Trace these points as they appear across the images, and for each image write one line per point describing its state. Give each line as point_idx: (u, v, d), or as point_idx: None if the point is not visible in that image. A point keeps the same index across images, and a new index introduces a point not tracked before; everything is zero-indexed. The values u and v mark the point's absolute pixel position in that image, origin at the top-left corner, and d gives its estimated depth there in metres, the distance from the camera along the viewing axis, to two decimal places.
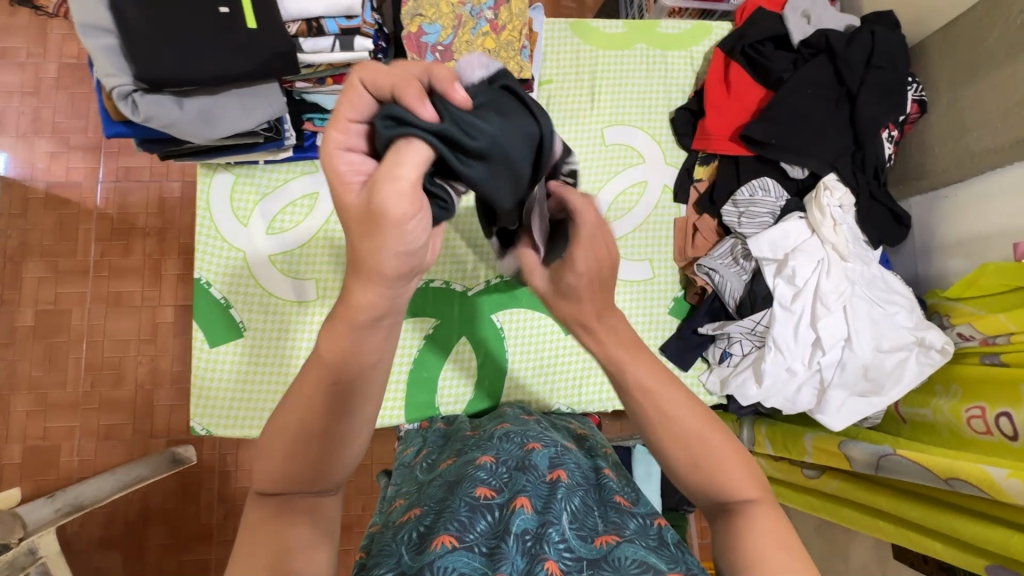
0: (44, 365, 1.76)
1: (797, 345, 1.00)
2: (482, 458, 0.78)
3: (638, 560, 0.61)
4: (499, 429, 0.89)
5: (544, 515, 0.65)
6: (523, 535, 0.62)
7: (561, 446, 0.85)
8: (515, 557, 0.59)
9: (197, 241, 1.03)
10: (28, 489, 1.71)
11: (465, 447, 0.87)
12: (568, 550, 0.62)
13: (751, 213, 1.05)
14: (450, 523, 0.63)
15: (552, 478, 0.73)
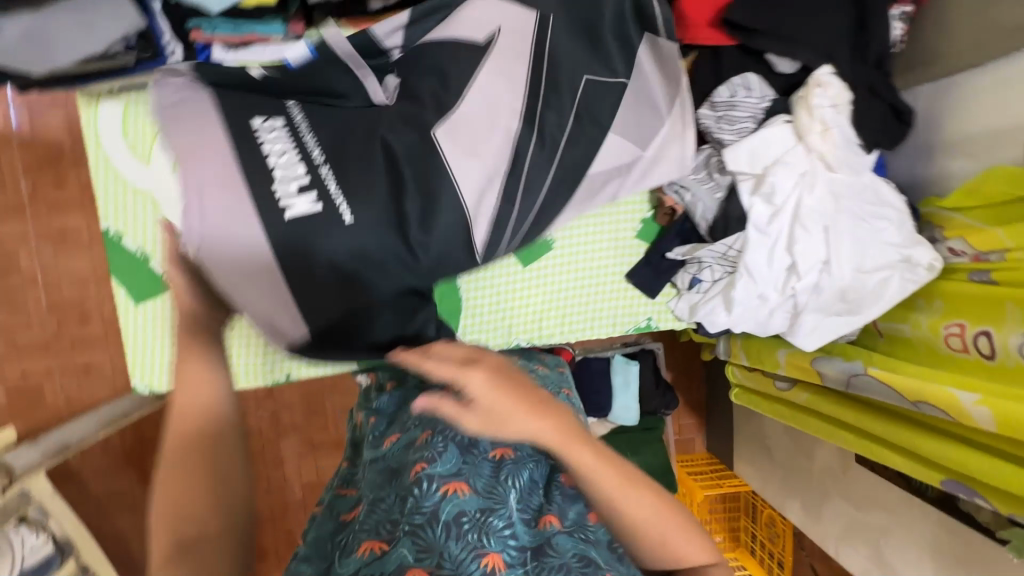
0: (6, 306, 1.75)
1: (770, 270, 0.91)
2: (420, 434, 0.72)
3: (579, 551, 0.60)
4: (445, 392, 0.82)
5: (485, 499, 0.63)
6: (456, 521, 0.59)
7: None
8: (445, 544, 0.57)
9: (95, 187, 0.91)
10: (23, 426, 1.77)
11: (410, 416, 0.80)
12: (514, 536, 0.60)
13: (730, 117, 0.91)
14: (380, 526, 0.62)
15: (497, 456, 0.69)
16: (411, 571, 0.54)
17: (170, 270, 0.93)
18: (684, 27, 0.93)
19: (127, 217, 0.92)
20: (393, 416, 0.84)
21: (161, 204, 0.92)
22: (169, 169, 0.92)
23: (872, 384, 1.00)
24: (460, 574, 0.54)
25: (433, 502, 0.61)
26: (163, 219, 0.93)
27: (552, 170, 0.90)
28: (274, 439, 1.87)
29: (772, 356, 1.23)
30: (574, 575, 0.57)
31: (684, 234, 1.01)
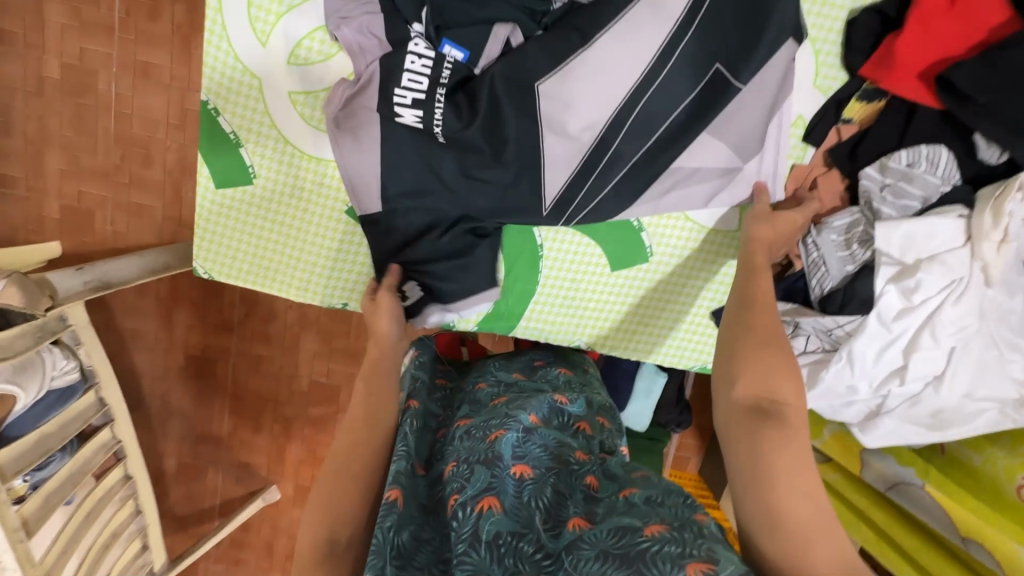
0: (75, 124, 1.74)
1: (874, 365, 0.84)
2: (444, 469, 0.66)
3: (614, 528, 0.56)
4: (461, 422, 0.74)
5: (515, 520, 0.58)
6: (495, 542, 0.55)
7: (521, 423, 0.70)
8: (489, 566, 0.54)
9: (206, 53, 0.84)
10: (68, 244, 1.81)
11: (433, 444, 0.75)
12: (546, 557, 0.56)
13: (898, 189, 0.81)
14: (431, 562, 0.58)
15: (517, 474, 0.63)
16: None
17: (258, 165, 0.89)
18: (888, 69, 0.80)
19: (229, 95, 0.86)
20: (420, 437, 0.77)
21: (267, 92, 0.86)
22: (284, 57, 0.84)
23: (924, 500, 0.96)
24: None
25: (467, 531, 0.57)
26: (263, 108, 0.87)
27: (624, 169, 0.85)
28: (297, 331, 1.90)
29: (818, 427, 1.19)
30: (613, 554, 0.54)
31: (791, 291, 0.92)
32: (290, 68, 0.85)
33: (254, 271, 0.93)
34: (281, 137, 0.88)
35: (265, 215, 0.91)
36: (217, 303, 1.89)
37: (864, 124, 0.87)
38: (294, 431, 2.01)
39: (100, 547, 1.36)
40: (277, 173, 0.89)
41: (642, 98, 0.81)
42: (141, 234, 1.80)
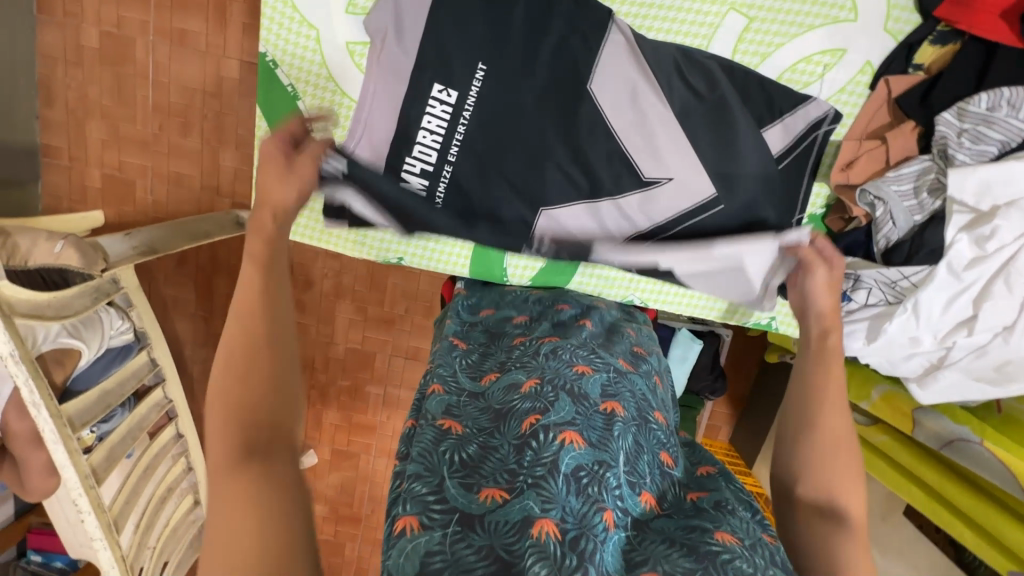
0: (114, 93, 1.76)
1: (941, 318, 0.83)
2: (527, 381, 0.68)
3: (684, 522, 0.57)
4: (548, 341, 0.78)
5: (598, 452, 0.59)
6: (575, 475, 0.56)
7: (616, 371, 0.75)
8: (566, 497, 0.54)
9: (263, 4, 0.84)
10: (111, 214, 1.85)
11: (509, 358, 0.77)
12: (620, 498, 0.57)
13: (978, 134, 0.78)
14: (498, 474, 0.57)
15: (606, 411, 0.66)
16: (539, 523, 0.51)
17: (314, 117, 0.89)
18: (967, 9, 0.77)
19: (287, 46, 0.86)
20: (488, 353, 0.80)
21: (324, 43, 0.86)
22: (342, 7, 0.84)
23: (982, 458, 0.92)
24: (588, 530, 0.52)
25: (552, 451, 0.57)
26: (320, 58, 0.86)
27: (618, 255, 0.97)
28: (333, 300, 1.94)
29: (865, 389, 1.17)
30: (679, 542, 0.54)
31: (851, 246, 0.91)
32: (348, 18, 0.84)
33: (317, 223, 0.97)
34: (337, 89, 0.88)
35: None
36: None
37: (939, 68, 0.83)
38: (331, 397, 2.06)
39: (160, 501, 1.41)
40: (334, 127, 0.90)
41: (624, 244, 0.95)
42: (180, 203, 1.83)
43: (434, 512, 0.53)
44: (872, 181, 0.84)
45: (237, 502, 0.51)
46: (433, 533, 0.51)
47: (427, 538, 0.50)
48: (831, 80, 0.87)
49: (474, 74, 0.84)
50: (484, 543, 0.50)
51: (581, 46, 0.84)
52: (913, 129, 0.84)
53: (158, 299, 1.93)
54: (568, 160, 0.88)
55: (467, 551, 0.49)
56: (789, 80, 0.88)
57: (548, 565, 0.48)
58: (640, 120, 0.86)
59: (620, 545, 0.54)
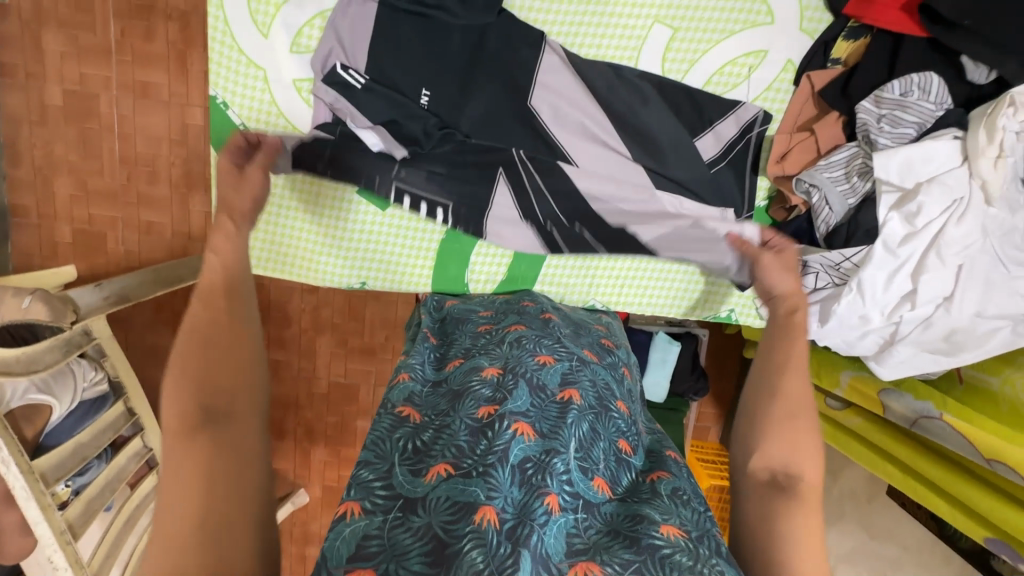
0: (80, 148, 1.78)
1: (884, 294, 0.85)
2: (487, 368, 0.76)
3: (631, 512, 0.63)
4: (512, 331, 0.84)
5: (548, 443, 0.66)
6: (522, 465, 0.63)
7: (578, 359, 0.81)
8: (509, 488, 0.61)
9: (210, 50, 0.87)
10: (83, 267, 1.85)
11: (476, 346, 0.84)
12: (569, 483, 0.63)
13: (895, 118, 0.82)
14: (445, 450, 0.66)
15: (563, 399, 0.72)
16: (482, 510, 0.58)
17: None
18: (871, 4, 0.82)
19: (236, 88, 0.89)
20: (455, 340, 0.88)
21: (273, 82, 0.89)
22: (287, 47, 0.87)
23: (945, 432, 0.94)
24: (526, 518, 0.58)
25: (504, 440, 0.64)
26: (270, 97, 0.90)
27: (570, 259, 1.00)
28: (313, 334, 1.94)
29: (833, 374, 1.19)
30: (623, 535, 0.60)
31: (796, 233, 0.95)
32: (293, 57, 0.88)
33: (275, 253, 0.97)
34: (288, 124, 0.91)
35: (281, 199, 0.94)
36: None
37: (854, 60, 0.89)
38: (317, 433, 2.03)
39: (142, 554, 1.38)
40: None
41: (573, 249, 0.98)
42: (152, 250, 1.84)
43: (377, 499, 0.62)
44: (806, 171, 0.88)
45: (187, 475, 0.54)
46: (373, 519, 0.60)
47: (366, 525, 0.59)
48: (758, 78, 0.92)
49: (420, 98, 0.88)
50: (422, 524, 0.58)
51: (518, 66, 0.88)
52: (839, 119, 0.89)
53: (136, 348, 1.91)
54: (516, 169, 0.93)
55: (404, 535, 0.57)
56: (718, 83, 0.93)
57: (485, 550, 0.54)
58: (577, 128, 0.91)
59: (565, 527, 0.59)
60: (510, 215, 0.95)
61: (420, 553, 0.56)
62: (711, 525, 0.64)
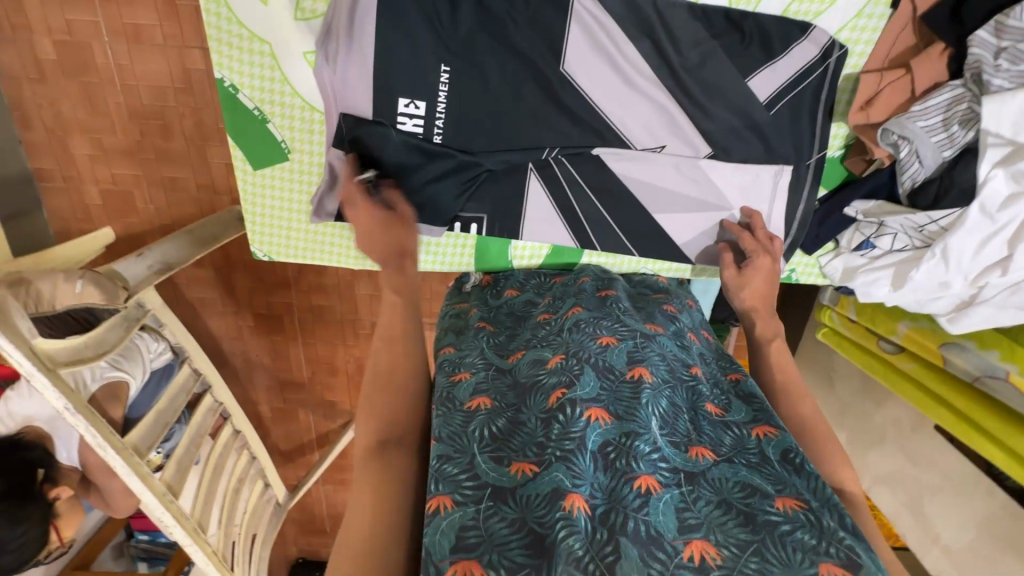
0: (86, 105, 1.70)
1: (971, 261, 0.77)
2: (551, 359, 0.77)
3: (740, 481, 0.63)
4: (570, 315, 0.83)
5: (626, 424, 0.67)
6: (603, 450, 0.65)
7: (641, 335, 0.81)
8: (594, 473, 0.62)
9: (207, 24, 0.77)
10: (119, 228, 1.87)
11: (531, 337, 0.83)
12: (662, 461, 0.64)
13: (1017, 53, 0.68)
14: (526, 445, 0.67)
15: (634, 378, 0.73)
16: (569, 498, 0.58)
17: (289, 139, 0.85)
18: None
19: (243, 68, 0.80)
20: (517, 334, 0.86)
21: (281, 58, 0.79)
22: (289, 14, 0.76)
23: (1007, 391, 0.94)
24: (617, 504, 0.59)
25: (579, 427, 0.65)
26: (280, 74, 0.80)
27: (621, 232, 0.92)
28: (351, 280, 1.94)
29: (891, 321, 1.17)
30: (735, 508, 0.60)
31: (875, 189, 0.86)
32: (299, 26, 0.77)
33: (307, 239, 0.93)
34: (304, 104, 0.82)
35: (313, 189, 0.88)
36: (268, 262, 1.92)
37: None
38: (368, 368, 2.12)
39: (234, 491, 1.57)
40: (309, 146, 0.85)
41: (616, 221, 0.91)
42: (182, 207, 1.82)
43: (466, 492, 0.63)
44: (895, 120, 0.76)
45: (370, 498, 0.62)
46: (467, 512, 0.61)
47: (462, 519, 0.60)
48: (847, 2, 0.77)
49: (440, 76, 0.80)
50: (516, 517, 0.60)
51: (555, 15, 0.77)
52: (943, 52, 0.75)
53: (186, 301, 1.99)
54: (566, 123, 0.84)
55: (500, 526, 0.59)
56: (796, 12, 0.78)
57: (580, 536, 0.55)
58: (618, 85, 0.81)
59: (671, 503, 0.59)
60: (545, 209, 0.90)
61: (519, 544, 0.57)
62: (826, 491, 0.64)
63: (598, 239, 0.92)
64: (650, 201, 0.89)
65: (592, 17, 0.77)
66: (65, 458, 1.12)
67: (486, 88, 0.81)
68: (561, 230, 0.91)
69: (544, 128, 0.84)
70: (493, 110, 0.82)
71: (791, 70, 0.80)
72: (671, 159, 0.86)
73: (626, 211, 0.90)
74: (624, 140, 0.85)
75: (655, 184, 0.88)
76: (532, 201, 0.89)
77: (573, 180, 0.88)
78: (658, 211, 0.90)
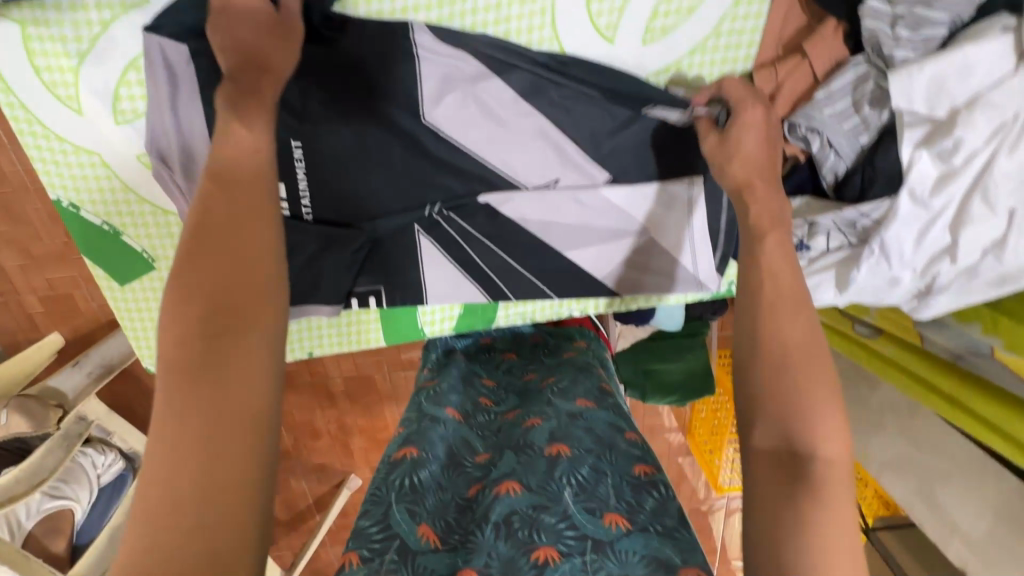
0: (5, 217, 1.63)
1: (914, 255, 0.68)
2: (479, 451, 0.74)
3: (650, 551, 0.57)
4: (508, 417, 0.80)
5: (538, 495, 0.62)
6: (506, 520, 0.60)
7: (569, 415, 0.75)
8: (495, 543, 0.58)
9: (25, 146, 0.69)
10: (67, 330, 1.80)
11: (474, 417, 0.81)
12: (571, 528, 0.59)
13: (916, 18, 0.60)
14: (438, 517, 0.64)
15: (553, 453, 0.68)
16: (463, 572, 0.55)
17: (149, 248, 0.77)
18: None
19: (77, 184, 0.72)
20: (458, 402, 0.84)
21: (116, 167, 0.71)
22: (108, 119, 0.68)
23: (996, 371, 0.83)
24: (511, 573, 0.55)
25: (485, 503, 0.62)
26: (121, 184, 0.73)
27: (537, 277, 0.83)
28: None
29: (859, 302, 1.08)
30: None
31: (801, 184, 0.76)
32: (123, 129, 0.69)
33: None
34: (156, 208, 0.75)
35: None
36: None
37: None
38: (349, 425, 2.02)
39: None
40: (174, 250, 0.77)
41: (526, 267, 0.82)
42: None
43: (374, 544, 0.59)
44: (802, 112, 0.67)
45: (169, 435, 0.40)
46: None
47: None
48: None
49: (292, 152, 0.72)
50: None
51: (403, 68, 0.69)
52: (837, 28, 0.66)
53: None
54: (448, 178, 0.76)
55: None
56: (666, 13, 0.68)
57: None
58: (490, 127, 0.73)
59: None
60: (446, 268, 0.82)
61: None
62: None
63: (512, 290, 0.84)
64: (557, 239, 0.81)
65: (441, 60, 0.69)
66: None
67: (346, 153, 0.73)
68: (470, 286, 0.83)
69: (424, 192, 0.76)
70: (361, 175, 0.74)
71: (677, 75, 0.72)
72: (572, 191, 0.77)
73: (535, 253, 0.82)
74: (512, 181, 0.77)
75: (558, 222, 0.79)
76: (428, 264, 0.81)
77: (467, 233, 0.79)
78: (570, 246, 0.82)
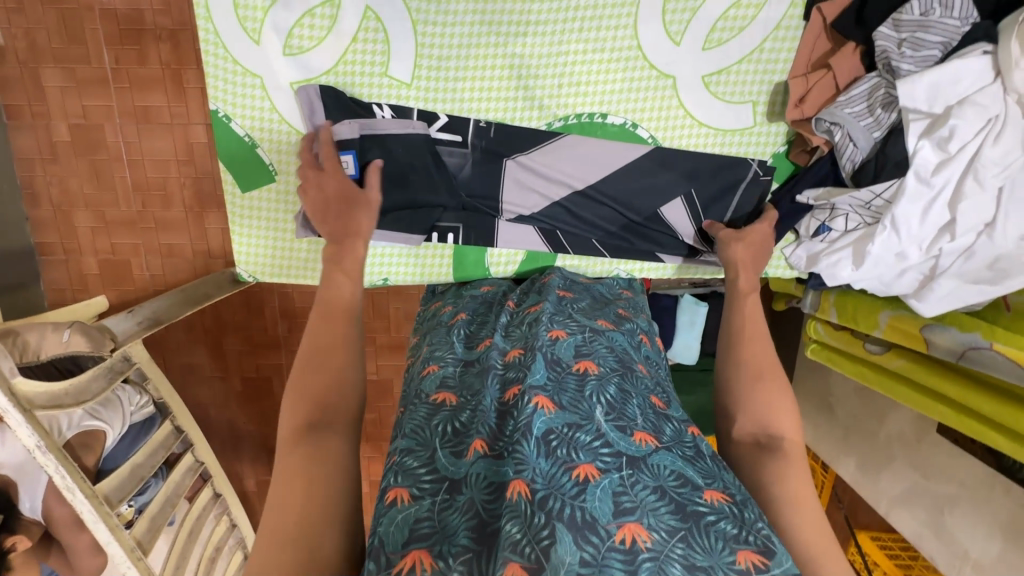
0: (93, 181, 1.71)
1: (920, 228, 0.82)
2: (510, 351, 0.75)
3: (676, 470, 0.59)
4: (532, 311, 0.83)
5: (572, 414, 0.63)
6: (546, 438, 0.59)
7: (591, 330, 0.80)
8: (537, 460, 0.57)
9: (205, 63, 0.86)
10: (113, 297, 1.81)
11: (496, 326, 0.83)
12: (606, 446, 0.60)
13: (916, 41, 0.78)
14: (480, 426, 0.64)
15: (580, 370, 0.71)
16: (513, 485, 0.55)
17: (276, 161, 0.92)
18: None
19: (236, 100, 0.88)
20: (486, 323, 0.86)
21: (272, 90, 0.88)
22: (279, 51, 0.86)
23: (995, 362, 0.92)
24: (555, 489, 0.54)
25: (526, 414, 0.61)
26: (271, 104, 0.89)
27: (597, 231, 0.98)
28: None
29: (871, 317, 1.17)
30: (669, 495, 0.56)
31: (821, 177, 0.93)
32: (287, 60, 0.87)
33: (293, 260, 0.98)
34: (292, 130, 0.90)
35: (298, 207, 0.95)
36: (260, 324, 1.81)
37: None
38: None
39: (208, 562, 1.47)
40: (296, 167, 0.93)
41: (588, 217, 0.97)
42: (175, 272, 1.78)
43: (424, 484, 0.60)
44: (826, 109, 0.84)
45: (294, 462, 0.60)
46: (422, 505, 0.57)
47: (416, 509, 0.57)
48: (766, 17, 0.88)
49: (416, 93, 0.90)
50: (466, 501, 0.56)
51: (515, 43, 0.88)
52: (855, 49, 0.85)
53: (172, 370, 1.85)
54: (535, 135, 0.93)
55: (455, 516, 0.55)
56: (723, 28, 0.88)
57: (519, 522, 0.51)
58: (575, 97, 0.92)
59: (609, 489, 0.55)
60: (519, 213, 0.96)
61: (465, 529, 0.54)
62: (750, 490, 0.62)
63: (569, 242, 0.99)
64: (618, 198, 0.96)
65: (544, 41, 0.88)
66: (29, 509, 1.07)
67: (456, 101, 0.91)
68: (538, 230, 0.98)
69: (514, 148, 0.93)
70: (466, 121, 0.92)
71: (726, 77, 0.91)
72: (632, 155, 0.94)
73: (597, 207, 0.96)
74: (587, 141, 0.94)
75: (619, 183, 0.95)
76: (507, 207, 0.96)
77: (541, 184, 0.94)
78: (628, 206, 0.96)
